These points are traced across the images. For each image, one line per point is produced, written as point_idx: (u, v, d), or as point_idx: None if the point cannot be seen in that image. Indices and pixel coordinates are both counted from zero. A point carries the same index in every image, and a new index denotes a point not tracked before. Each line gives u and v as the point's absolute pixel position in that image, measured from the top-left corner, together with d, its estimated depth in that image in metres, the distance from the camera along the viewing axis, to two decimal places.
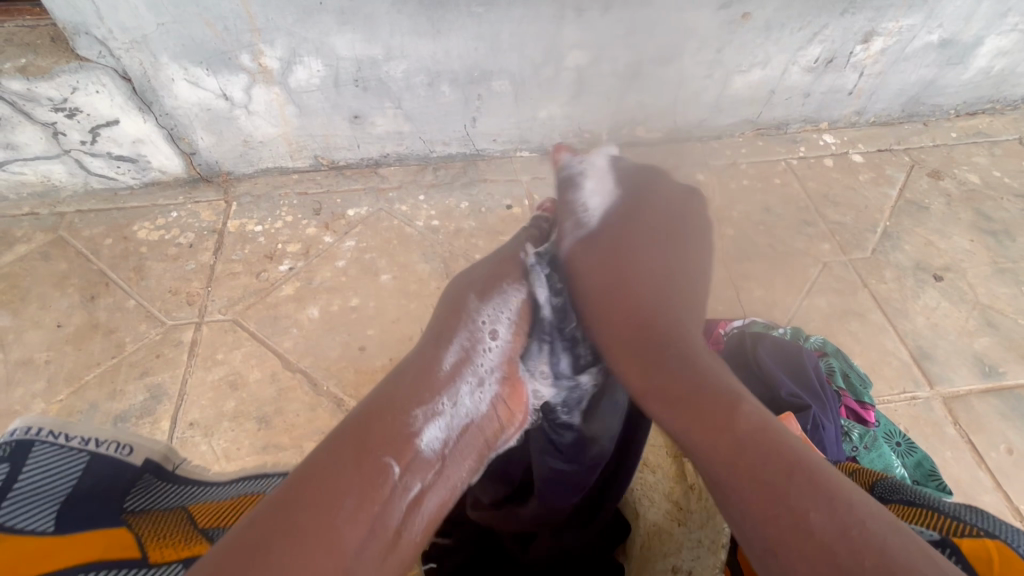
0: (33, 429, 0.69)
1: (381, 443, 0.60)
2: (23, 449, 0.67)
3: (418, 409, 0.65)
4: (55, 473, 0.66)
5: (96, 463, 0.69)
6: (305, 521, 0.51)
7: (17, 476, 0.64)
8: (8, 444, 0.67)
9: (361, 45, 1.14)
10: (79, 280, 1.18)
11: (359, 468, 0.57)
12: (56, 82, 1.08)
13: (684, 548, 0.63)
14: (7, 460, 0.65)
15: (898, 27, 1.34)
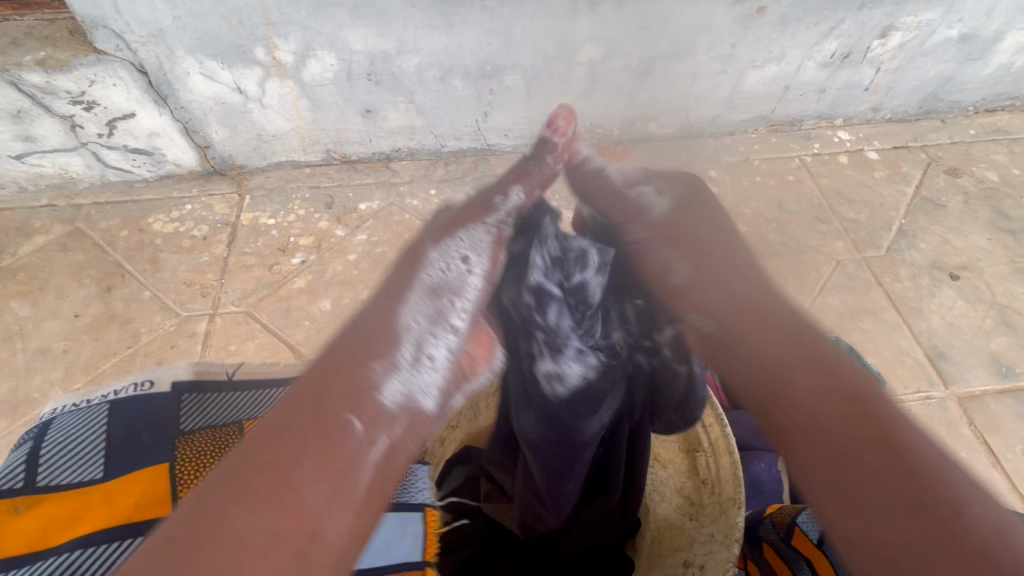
0: (46, 413, 0.72)
1: (337, 396, 0.49)
2: (42, 430, 0.70)
3: (378, 360, 0.52)
4: (81, 424, 0.69)
5: (117, 408, 0.72)
6: (262, 486, 0.43)
7: (41, 447, 0.67)
8: (35, 426, 0.71)
9: (375, 39, 1.14)
10: (95, 271, 1.20)
11: (313, 429, 0.47)
12: (75, 75, 1.09)
13: (695, 541, 0.64)
14: (31, 437, 0.69)
15: (918, 22, 1.32)
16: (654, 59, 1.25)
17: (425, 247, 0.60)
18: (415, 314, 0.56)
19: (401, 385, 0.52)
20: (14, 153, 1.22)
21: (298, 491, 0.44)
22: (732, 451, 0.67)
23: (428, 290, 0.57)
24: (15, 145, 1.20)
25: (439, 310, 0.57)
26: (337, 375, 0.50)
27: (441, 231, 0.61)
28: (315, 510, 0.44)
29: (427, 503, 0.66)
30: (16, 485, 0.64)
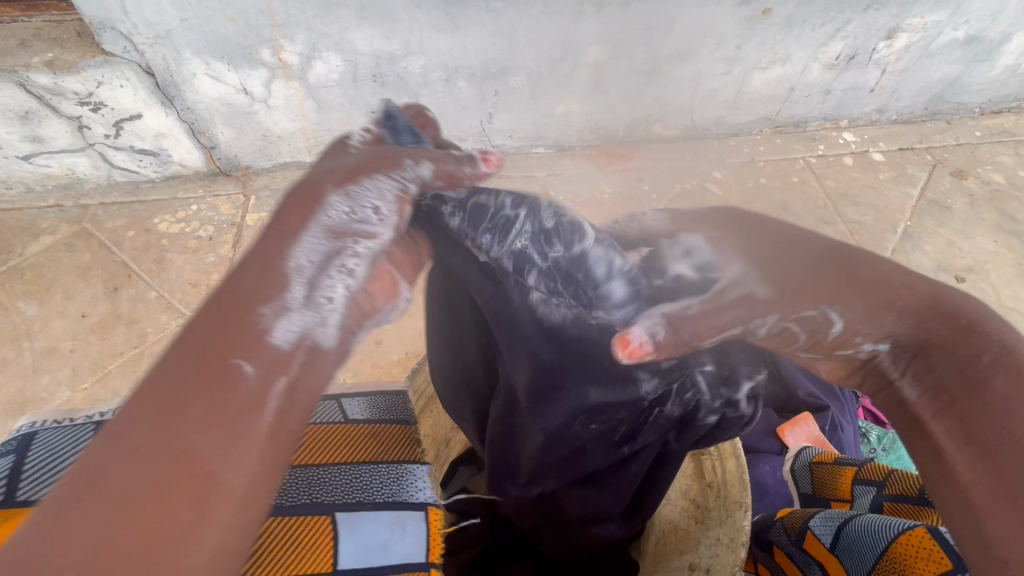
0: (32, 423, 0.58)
1: (220, 340, 0.36)
2: (25, 443, 0.56)
3: (266, 302, 0.38)
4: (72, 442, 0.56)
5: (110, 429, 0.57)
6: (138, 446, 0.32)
7: (22, 463, 0.53)
8: (12, 440, 0.56)
9: (380, 41, 1.14)
10: (102, 272, 1.20)
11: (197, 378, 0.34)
12: (82, 77, 1.09)
13: (701, 544, 0.64)
14: (9, 452, 0.55)
15: (924, 23, 1.32)
16: (659, 60, 1.25)
17: (323, 187, 0.43)
18: (310, 251, 0.41)
19: (299, 322, 0.39)
20: (21, 154, 1.23)
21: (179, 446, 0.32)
22: (738, 455, 0.67)
23: (326, 232, 0.42)
24: (23, 145, 1.21)
25: (345, 255, 0.42)
26: (216, 320, 0.37)
27: (345, 167, 0.44)
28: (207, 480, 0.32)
29: (429, 502, 0.59)
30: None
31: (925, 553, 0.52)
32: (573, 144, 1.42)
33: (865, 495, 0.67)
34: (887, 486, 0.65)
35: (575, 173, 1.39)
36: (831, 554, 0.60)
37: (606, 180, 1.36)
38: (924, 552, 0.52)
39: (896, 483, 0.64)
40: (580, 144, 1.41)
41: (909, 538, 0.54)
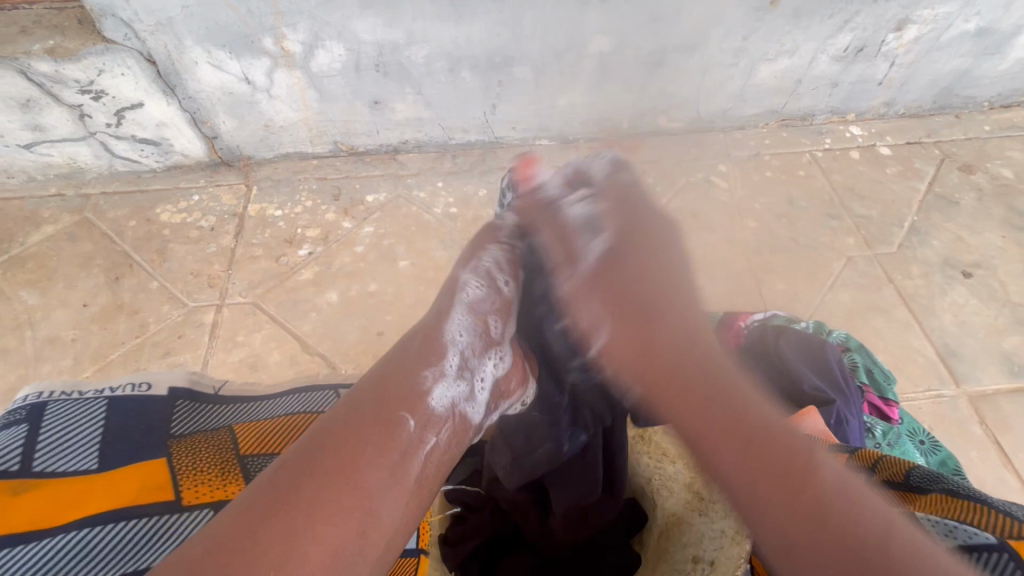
0: (44, 395, 0.75)
1: (393, 399, 0.62)
2: (37, 412, 0.73)
3: (428, 368, 0.66)
4: (75, 421, 0.72)
5: (117, 404, 0.75)
6: (331, 466, 0.54)
7: (38, 432, 0.70)
8: (22, 410, 0.73)
9: (384, 30, 1.13)
10: (104, 262, 1.20)
11: (378, 422, 0.59)
12: (84, 65, 1.09)
13: (705, 538, 0.63)
14: (22, 422, 0.71)
15: (934, 15, 1.30)
16: (665, 51, 1.24)
17: (456, 274, 0.80)
18: (459, 328, 0.73)
19: (449, 391, 0.66)
20: (22, 142, 1.22)
21: (359, 470, 0.55)
22: None
23: (467, 308, 0.76)
24: (24, 134, 1.20)
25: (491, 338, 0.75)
26: (383, 388, 0.63)
27: (470, 255, 0.81)
28: (376, 491, 0.55)
29: None
30: (12, 468, 0.66)
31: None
32: (577, 136, 1.41)
33: None
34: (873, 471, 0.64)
35: None
36: None
37: None
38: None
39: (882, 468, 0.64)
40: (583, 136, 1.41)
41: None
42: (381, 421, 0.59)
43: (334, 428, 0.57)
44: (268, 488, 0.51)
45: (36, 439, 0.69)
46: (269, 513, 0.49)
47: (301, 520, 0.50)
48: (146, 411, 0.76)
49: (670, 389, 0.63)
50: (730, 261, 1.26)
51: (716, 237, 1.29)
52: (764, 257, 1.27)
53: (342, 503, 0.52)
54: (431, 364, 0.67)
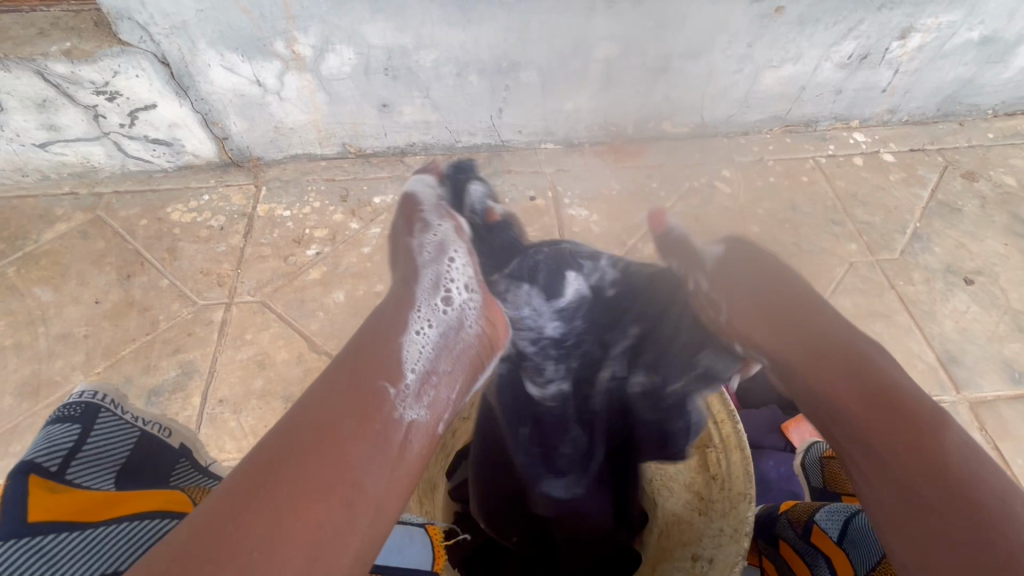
0: (103, 394, 0.63)
1: (372, 366, 0.51)
2: (91, 414, 0.61)
3: (396, 327, 0.55)
4: (116, 443, 0.61)
5: (144, 444, 0.64)
6: (297, 444, 0.43)
7: (84, 438, 0.59)
8: (77, 406, 0.61)
9: (392, 34, 1.15)
10: (116, 259, 1.22)
11: (350, 383, 0.49)
12: (99, 66, 1.11)
13: (704, 536, 0.66)
14: (75, 422, 0.60)
15: (938, 24, 1.31)
16: (670, 57, 1.26)
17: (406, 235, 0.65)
18: (429, 280, 0.61)
19: (424, 342, 0.55)
20: (38, 142, 1.24)
21: (338, 446, 0.44)
22: (743, 449, 0.67)
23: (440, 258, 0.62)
24: (38, 133, 1.23)
25: (448, 234, 0.64)
26: (346, 354, 0.52)
27: (412, 219, 0.65)
28: (360, 467, 0.44)
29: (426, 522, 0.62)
30: (49, 468, 0.54)
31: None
32: (582, 140, 1.43)
33: None
34: None
35: (584, 169, 1.40)
36: (841, 548, 0.62)
37: (613, 177, 1.39)
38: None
39: None
40: (588, 139, 1.42)
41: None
42: (349, 381, 0.49)
43: (310, 406, 0.46)
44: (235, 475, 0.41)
45: (78, 447, 0.58)
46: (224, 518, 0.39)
47: (277, 503, 0.40)
48: (161, 462, 0.65)
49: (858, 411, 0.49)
50: None
51: None
52: None
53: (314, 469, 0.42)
54: (403, 314, 0.56)
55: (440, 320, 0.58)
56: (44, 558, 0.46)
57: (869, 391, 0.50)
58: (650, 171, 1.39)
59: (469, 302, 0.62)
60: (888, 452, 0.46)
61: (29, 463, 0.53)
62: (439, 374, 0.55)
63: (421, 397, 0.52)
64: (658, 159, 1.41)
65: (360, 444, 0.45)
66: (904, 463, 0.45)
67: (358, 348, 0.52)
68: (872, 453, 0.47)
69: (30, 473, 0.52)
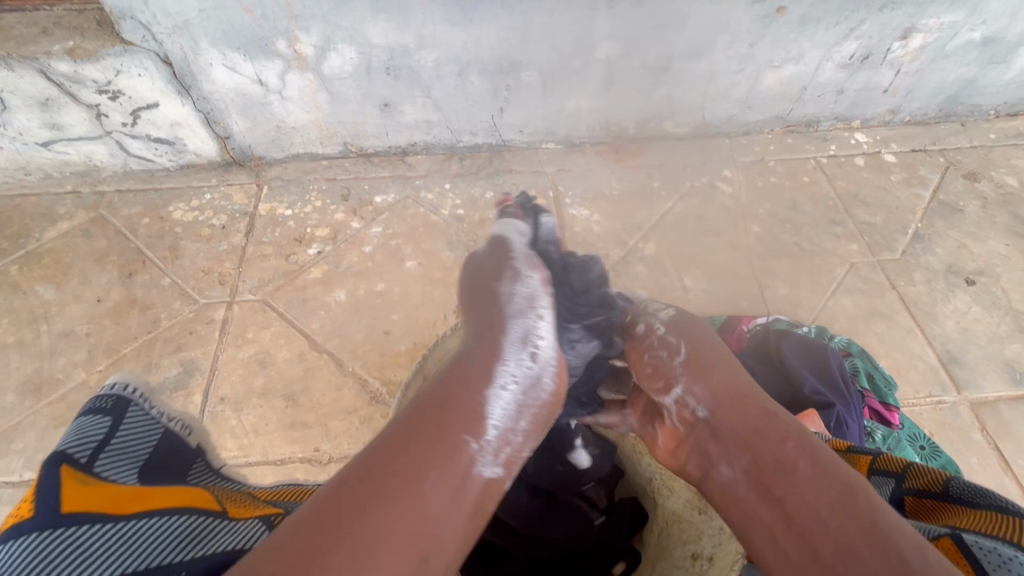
0: (132, 387, 0.64)
1: (455, 420, 0.60)
2: (121, 408, 0.61)
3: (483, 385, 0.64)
4: (142, 437, 0.61)
5: (166, 441, 0.63)
6: (394, 487, 0.52)
7: (112, 435, 0.58)
8: (108, 399, 0.62)
9: (394, 34, 1.15)
10: (118, 258, 1.23)
11: (438, 434, 0.58)
12: (102, 65, 1.11)
13: (705, 534, 0.66)
14: (106, 415, 0.60)
15: (940, 24, 1.31)
16: (671, 57, 1.26)
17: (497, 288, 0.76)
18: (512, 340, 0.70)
19: (502, 402, 0.64)
20: (40, 140, 1.25)
21: (422, 497, 0.53)
22: None
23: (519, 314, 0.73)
24: (41, 132, 1.23)
25: (534, 296, 0.75)
26: (430, 401, 0.62)
27: (506, 274, 0.77)
28: (433, 516, 0.53)
29: None
30: (80, 459, 0.53)
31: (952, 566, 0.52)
32: (583, 140, 1.43)
33: (885, 488, 0.64)
34: (908, 479, 0.63)
35: (585, 169, 1.41)
36: None
37: (615, 176, 1.39)
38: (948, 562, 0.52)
39: (917, 477, 0.62)
40: (590, 139, 1.43)
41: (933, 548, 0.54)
42: (439, 432, 0.58)
43: (395, 443, 0.56)
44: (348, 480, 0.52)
45: (107, 439, 0.58)
46: (337, 514, 0.49)
47: (381, 511, 0.50)
48: (182, 457, 0.63)
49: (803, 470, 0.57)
50: (733, 265, 1.27)
51: (720, 242, 1.30)
52: (768, 263, 1.28)
53: (414, 489, 0.53)
54: (487, 373, 0.66)
55: (521, 374, 0.67)
56: (79, 549, 0.46)
57: (811, 454, 0.58)
58: (650, 171, 1.40)
59: (551, 360, 0.71)
60: (837, 510, 0.53)
61: (61, 453, 0.53)
62: (519, 428, 0.64)
63: (497, 446, 0.61)
64: (659, 159, 1.42)
65: (437, 496, 0.54)
66: (844, 518, 0.52)
67: (453, 391, 0.62)
68: (817, 507, 0.54)
69: (63, 463, 0.52)
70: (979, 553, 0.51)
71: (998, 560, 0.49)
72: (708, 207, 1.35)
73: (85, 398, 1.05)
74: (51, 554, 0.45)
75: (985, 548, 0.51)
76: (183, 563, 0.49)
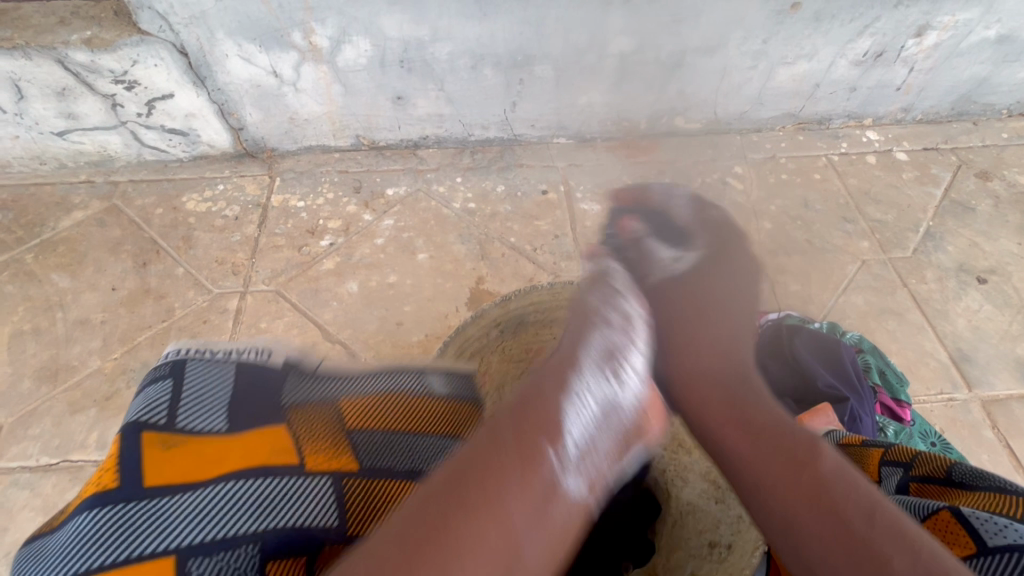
0: (183, 349, 0.61)
1: (502, 470, 0.51)
2: (179, 368, 0.59)
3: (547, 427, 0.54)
4: (217, 382, 0.60)
5: (243, 375, 0.62)
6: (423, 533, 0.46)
7: (181, 390, 0.58)
8: (165, 364, 0.60)
9: (409, 26, 1.15)
10: (132, 247, 1.23)
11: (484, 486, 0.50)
12: (118, 55, 1.12)
13: (721, 522, 0.68)
14: (168, 377, 0.59)
15: (954, 21, 1.30)
16: (685, 52, 1.26)
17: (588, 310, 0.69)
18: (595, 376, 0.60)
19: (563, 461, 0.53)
20: (56, 130, 1.26)
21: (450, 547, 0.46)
22: None
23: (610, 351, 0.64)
24: (57, 121, 1.24)
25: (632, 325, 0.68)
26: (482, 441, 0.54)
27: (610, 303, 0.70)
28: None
29: None
30: (158, 422, 0.54)
31: (953, 537, 0.53)
32: (594, 136, 1.43)
33: (891, 477, 0.62)
34: (916, 467, 0.61)
35: (596, 164, 1.41)
36: None
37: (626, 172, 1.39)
38: (951, 534, 0.54)
39: (925, 464, 0.61)
40: (601, 135, 1.42)
41: (936, 521, 0.56)
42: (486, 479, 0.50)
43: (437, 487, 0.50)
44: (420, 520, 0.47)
45: (178, 396, 0.57)
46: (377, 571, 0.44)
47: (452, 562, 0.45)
48: (266, 383, 0.63)
49: (750, 436, 0.63)
50: None
51: None
52: (779, 259, 1.28)
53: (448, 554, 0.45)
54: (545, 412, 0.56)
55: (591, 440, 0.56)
56: (162, 520, 0.48)
57: (748, 414, 0.65)
58: None
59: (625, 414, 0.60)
60: (784, 477, 0.58)
61: (138, 421, 0.54)
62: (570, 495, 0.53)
63: (553, 538, 0.50)
64: None
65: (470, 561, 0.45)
66: (806, 486, 0.56)
67: (498, 442, 0.53)
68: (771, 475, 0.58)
69: (143, 431, 0.53)
70: (978, 523, 0.53)
71: (995, 527, 0.52)
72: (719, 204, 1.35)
73: (99, 384, 1.06)
74: (137, 524, 0.48)
75: (983, 518, 0.53)
76: (259, 534, 0.51)
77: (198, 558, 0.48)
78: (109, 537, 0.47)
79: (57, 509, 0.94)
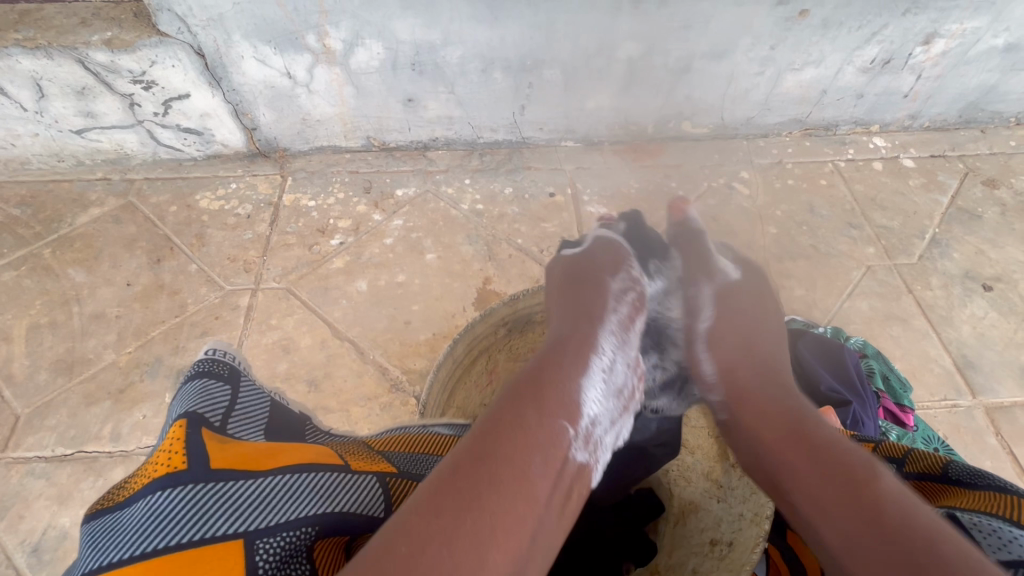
0: (229, 354, 0.67)
1: (446, 497, 0.51)
2: (235, 376, 0.66)
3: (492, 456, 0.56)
4: (259, 402, 0.66)
5: (277, 405, 0.69)
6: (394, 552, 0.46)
7: (236, 398, 0.64)
8: (224, 365, 0.66)
9: (421, 30, 1.17)
10: (147, 244, 1.26)
11: (436, 518, 0.49)
12: (137, 56, 1.14)
13: (723, 519, 0.72)
14: (224, 381, 0.64)
15: (963, 30, 1.31)
16: (692, 58, 1.27)
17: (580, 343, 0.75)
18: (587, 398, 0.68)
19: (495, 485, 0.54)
20: (75, 128, 1.28)
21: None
22: None
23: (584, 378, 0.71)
24: (76, 120, 1.27)
25: (634, 328, 0.83)
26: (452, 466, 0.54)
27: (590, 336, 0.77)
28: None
29: None
30: (214, 422, 0.59)
31: None
32: (602, 139, 1.45)
33: None
34: (908, 463, 0.64)
35: (604, 166, 1.42)
36: None
37: (634, 175, 1.40)
38: None
39: (917, 461, 0.63)
40: (609, 138, 1.44)
41: None
42: (430, 504, 0.50)
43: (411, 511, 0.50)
44: (406, 511, 0.49)
45: (232, 403, 0.63)
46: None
47: (486, 531, 0.49)
48: (291, 422, 0.69)
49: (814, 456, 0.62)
50: None
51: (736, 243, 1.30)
52: (785, 264, 1.29)
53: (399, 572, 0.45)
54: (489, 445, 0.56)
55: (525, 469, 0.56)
56: (230, 500, 0.50)
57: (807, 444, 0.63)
58: (668, 171, 1.41)
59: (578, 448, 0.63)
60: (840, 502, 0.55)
61: (200, 415, 0.58)
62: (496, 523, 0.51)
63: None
64: (678, 158, 1.43)
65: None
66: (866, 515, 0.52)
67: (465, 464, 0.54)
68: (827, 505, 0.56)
69: (203, 425, 0.57)
70: (979, 535, 0.52)
71: (998, 542, 0.51)
72: (725, 208, 1.36)
73: (114, 377, 1.08)
74: (205, 502, 0.50)
75: (984, 531, 0.52)
76: (316, 520, 0.53)
77: (265, 540, 0.50)
78: (178, 516, 0.48)
79: (72, 497, 0.97)
